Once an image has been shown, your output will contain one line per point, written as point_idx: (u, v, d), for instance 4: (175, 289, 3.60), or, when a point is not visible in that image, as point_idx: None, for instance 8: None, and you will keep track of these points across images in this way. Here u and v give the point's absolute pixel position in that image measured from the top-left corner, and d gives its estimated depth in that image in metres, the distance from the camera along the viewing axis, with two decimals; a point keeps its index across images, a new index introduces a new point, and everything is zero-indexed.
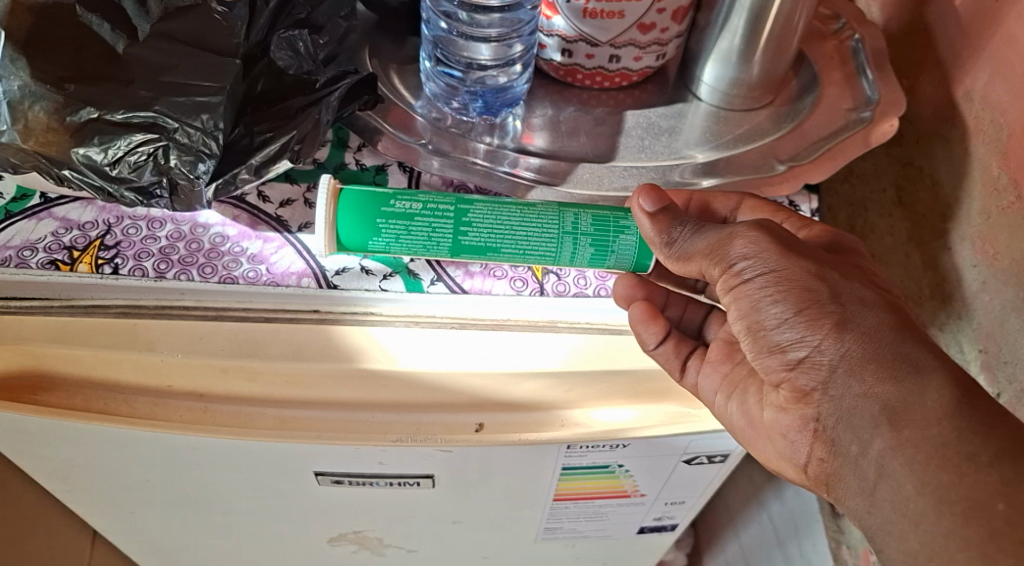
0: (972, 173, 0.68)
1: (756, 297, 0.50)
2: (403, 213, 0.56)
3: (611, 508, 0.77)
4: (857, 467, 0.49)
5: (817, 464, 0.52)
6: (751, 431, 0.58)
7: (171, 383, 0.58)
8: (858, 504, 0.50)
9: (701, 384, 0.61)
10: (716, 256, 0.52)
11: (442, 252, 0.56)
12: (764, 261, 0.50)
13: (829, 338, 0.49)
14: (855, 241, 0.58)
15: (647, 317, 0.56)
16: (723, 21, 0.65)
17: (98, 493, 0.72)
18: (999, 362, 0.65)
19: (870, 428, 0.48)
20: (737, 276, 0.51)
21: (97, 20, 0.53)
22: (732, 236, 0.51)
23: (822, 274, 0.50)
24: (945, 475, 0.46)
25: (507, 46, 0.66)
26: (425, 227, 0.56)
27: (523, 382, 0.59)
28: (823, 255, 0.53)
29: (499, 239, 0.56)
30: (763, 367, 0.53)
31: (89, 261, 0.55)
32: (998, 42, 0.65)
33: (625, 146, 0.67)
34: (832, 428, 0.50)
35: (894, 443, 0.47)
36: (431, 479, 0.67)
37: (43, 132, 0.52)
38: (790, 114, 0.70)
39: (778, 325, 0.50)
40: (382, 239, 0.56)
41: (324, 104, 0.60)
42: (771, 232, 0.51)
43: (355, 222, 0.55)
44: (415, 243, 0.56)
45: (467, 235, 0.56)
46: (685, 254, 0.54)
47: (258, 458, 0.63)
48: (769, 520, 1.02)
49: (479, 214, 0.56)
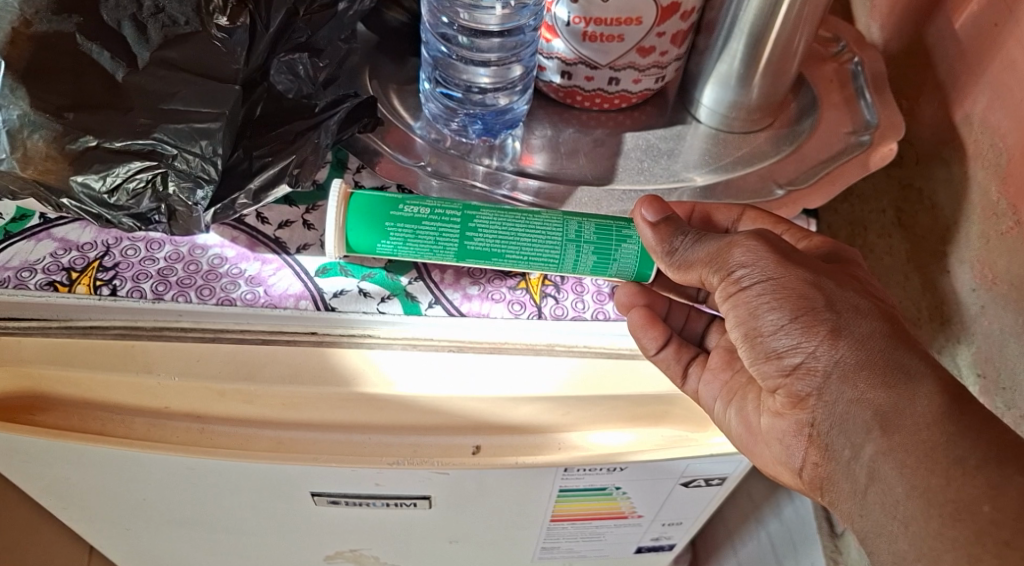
0: (972, 197, 0.68)
1: (754, 304, 0.50)
2: (412, 218, 0.56)
3: (608, 529, 0.77)
4: (850, 472, 0.49)
5: (811, 468, 0.53)
6: (750, 438, 0.58)
7: (168, 404, 0.58)
8: (850, 508, 0.50)
9: (701, 391, 0.60)
10: (717, 264, 0.52)
11: (448, 257, 0.57)
12: (762, 269, 0.50)
13: (824, 345, 0.49)
14: (853, 252, 0.58)
15: (647, 322, 0.56)
16: (723, 44, 0.66)
17: (94, 511, 0.72)
18: (998, 387, 0.65)
19: (863, 433, 0.48)
20: (736, 284, 0.51)
21: (97, 49, 0.52)
22: (731, 245, 0.52)
23: (819, 283, 0.50)
24: (932, 478, 0.46)
25: (506, 69, 0.66)
26: (432, 232, 0.57)
27: (521, 406, 0.59)
28: (821, 264, 0.53)
29: (505, 246, 0.57)
30: (759, 373, 0.53)
31: (87, 283, 0.55)
32: (998, 67, 0.65)
33: (624, 168, 0.67)
34: (827, 433, 0.50)
35: (885, 447, 0.47)
36: (428, 500, 0.67)
37: (42, 160, 0.51)
38: (790, 137, 0.70)
39: (774, 332, 0.50)
40: (390, 242, 0.56)
41: (323, 127, 0.60)
42: (769, 241, 0.52)
43: (365, 226, 0.56)
44: (422, 248, 0.57)
45: (473, 240, 0.57)
46: (685, 263, 0.54)
47: (256, 479, 0.62)
48: (768, 537, 1.02)
49: (485, 220, 0.57)
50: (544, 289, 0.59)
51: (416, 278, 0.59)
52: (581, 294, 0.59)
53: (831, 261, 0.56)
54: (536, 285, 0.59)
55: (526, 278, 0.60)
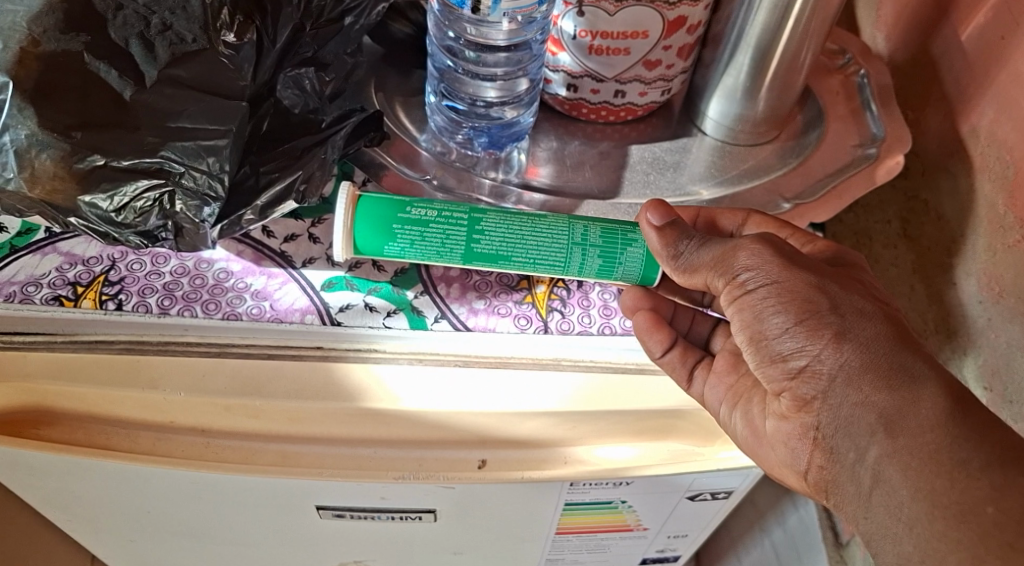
0: (978, 210, 0.68)
1: (759, 308, 0.50)
2: (419, 220, 0.56)
3: (612, 541, 0.77)
4: (854, 474, 0.49)
5: (817, 471, 0.52)
6: (755, 441, 0.57)
7: (173, 418, 0.57)
8: (853, 510, 0.50)
9: (706, 396, 0.59)
10: (721, 267, 0.52)
11: (455, 259, 0.57)
12: (767, 272, 0.50)
13: (829, 348, 0.49)
14: (858, 255, 0.58)
15: (652, 326, 0.56)
16: (729, 58, 0.66)
17: (97, 523, 0.72)
18: (1004, 401, 0.64)
19: (867, 436, 0.48)
20: (741, 288, 0.51)
21: (105, 68, 0.52)
22: (736, 249, 0.52)
23: (823, 286, 0.50)
24: (937, 480, 0.46)
25: (513, 83, 0.67)
26: (440, 234, 0.56)
27: (525, 422, 0.58)
28: (826, 269, 0.53)
29: (511, 248, 0.56)
30: (765, 377, 0.53)
31: (93, 297, 0.55)
32: (1004, 81, 0.65)
33: (630, 181, 0.67)
34: (831, 436, 0.50)
35: (889, 450, 0.47)
36: (433, 514, 0.67)
37: (49, 180, 0.51)
38: (796, 149, 0.70)
39: (779, 335, 0.50)
40: (398, 244, 0.56)
41: (330, 143, 0.61)
42: (774, 246, 0.52)
43: (372, 228, 0.56)
44: (429, 250, 0.57)
45: (480, 243, 0.56)
46: (690, 267, 0.54)
47: (261, 493, 0.62)
48: (770, 547, 1.02)
49: (492, 223, 0.56)
50: (550, 303, 0.59)
51: (422, 292, 0.59)
52: (587, 308, 0.59)
53: (836, 265, 0.56)
54: (543, 300, 0.59)
55: (532, 292, 0.60)
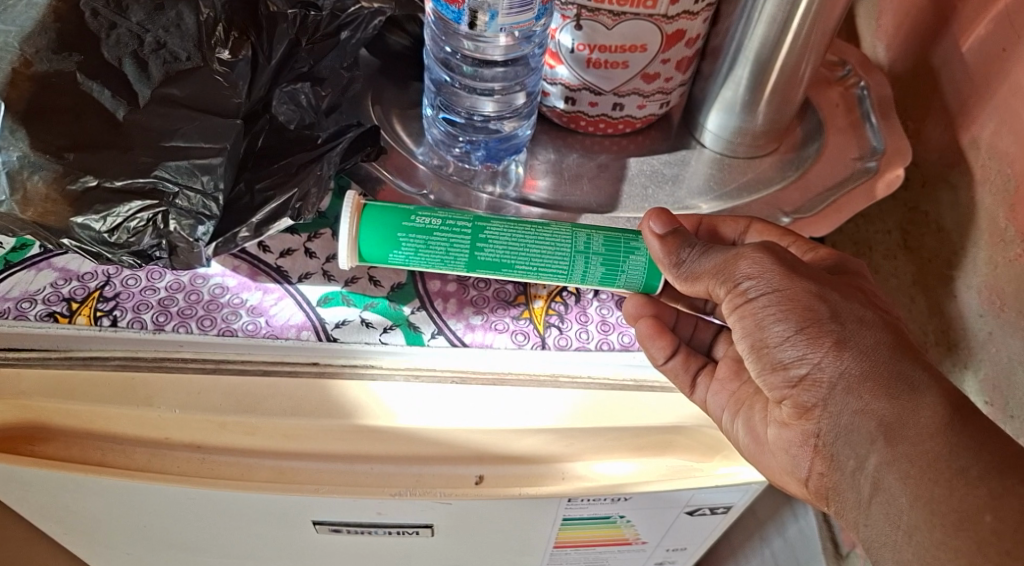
0: (979, 221, 0.67)
1: (761, 315, 0.50)
2: (423, 229, 0.56)
3: (611, 554, 0.76)
4: (854, 482, 0.49)
5: (817, 478, 0.52)
6: (756, 448, 0.57)
7: (169, 435, 0.57)
8: (855, 517, 0.49)
9: (709, 402, 0.59)
10: (723, 275, 0.51)
11: (458, 266, 0.57)
12: (770, 280, 0.50)
13: (829, 355, 0.49)
14: (860, 264, 0.57)
15: (654, 331, 0.56)
16: (728, 71, 0.65)
17: (91, 536, 0.71)
18: (1005, 415, 0.64)
19: (868, 444, 0.48)
20: (743, 295, 0.51)
21: (98, 87, 0.52)
22: (738, 257, 0.51)
23: (824, 295, 0.50)
24: (935, 488, 0.45)
25: (510, 98, 0.67)
26: (443, 243, 0.56)
27: (523, 437, 0.58)
28: (828, 277, 0.52)
29: (514, 256, 0.56)
30: (766, 385, 0.52)
31: (88, 314, 0.55)
32: (1005, 93, 0.64)
33: (627, 195, 0.67)
34: (831, 443, 0.50)
35: (888, 458, 0.47)
36: (430, 528, 0.66)
37: (42, 202, 0.50)
38: (796, 162, 0.70)
39: (781, 344, 0.50)
40: (402, 252, 0.56)
41: (325, 159, 0.60)
42: (775, 254, 0.51)
43: (375, 238, 0.56)
44: (433, 258, 0.56)
45: (482, 251, 0.56)
46: (692, 274, 0.53)
47: (257, 508, 0.62)
48: (771, 556, 1.01)
49: (496, 231, 0.56)
50: (547, 319, 0.59)
51: (419, 307, 0.58)
52: (585, 324, 0.59)
53: (836, 273, 0.55)
54: (540, 315, 0.59)
55: (529, 307, 0.59)
